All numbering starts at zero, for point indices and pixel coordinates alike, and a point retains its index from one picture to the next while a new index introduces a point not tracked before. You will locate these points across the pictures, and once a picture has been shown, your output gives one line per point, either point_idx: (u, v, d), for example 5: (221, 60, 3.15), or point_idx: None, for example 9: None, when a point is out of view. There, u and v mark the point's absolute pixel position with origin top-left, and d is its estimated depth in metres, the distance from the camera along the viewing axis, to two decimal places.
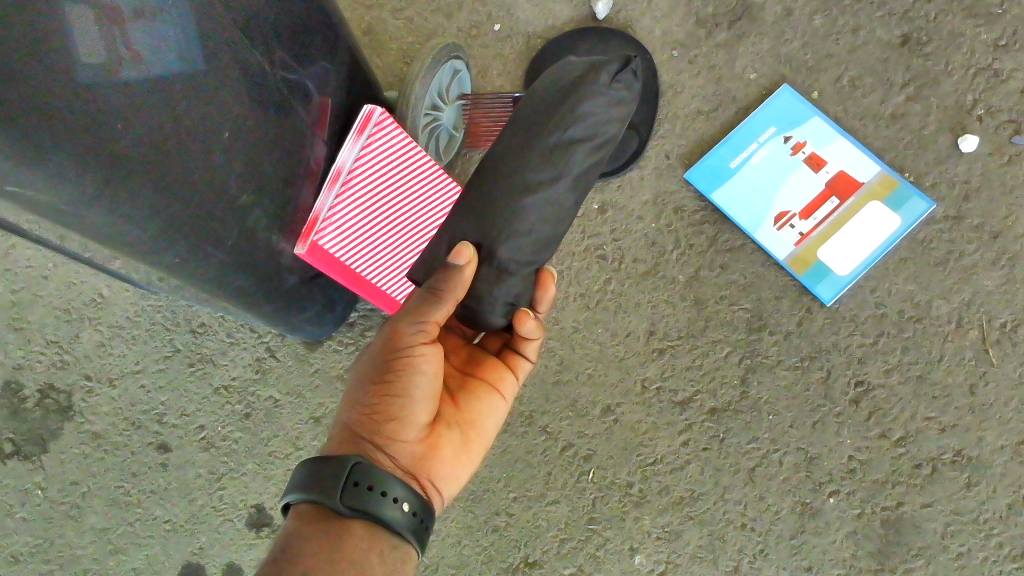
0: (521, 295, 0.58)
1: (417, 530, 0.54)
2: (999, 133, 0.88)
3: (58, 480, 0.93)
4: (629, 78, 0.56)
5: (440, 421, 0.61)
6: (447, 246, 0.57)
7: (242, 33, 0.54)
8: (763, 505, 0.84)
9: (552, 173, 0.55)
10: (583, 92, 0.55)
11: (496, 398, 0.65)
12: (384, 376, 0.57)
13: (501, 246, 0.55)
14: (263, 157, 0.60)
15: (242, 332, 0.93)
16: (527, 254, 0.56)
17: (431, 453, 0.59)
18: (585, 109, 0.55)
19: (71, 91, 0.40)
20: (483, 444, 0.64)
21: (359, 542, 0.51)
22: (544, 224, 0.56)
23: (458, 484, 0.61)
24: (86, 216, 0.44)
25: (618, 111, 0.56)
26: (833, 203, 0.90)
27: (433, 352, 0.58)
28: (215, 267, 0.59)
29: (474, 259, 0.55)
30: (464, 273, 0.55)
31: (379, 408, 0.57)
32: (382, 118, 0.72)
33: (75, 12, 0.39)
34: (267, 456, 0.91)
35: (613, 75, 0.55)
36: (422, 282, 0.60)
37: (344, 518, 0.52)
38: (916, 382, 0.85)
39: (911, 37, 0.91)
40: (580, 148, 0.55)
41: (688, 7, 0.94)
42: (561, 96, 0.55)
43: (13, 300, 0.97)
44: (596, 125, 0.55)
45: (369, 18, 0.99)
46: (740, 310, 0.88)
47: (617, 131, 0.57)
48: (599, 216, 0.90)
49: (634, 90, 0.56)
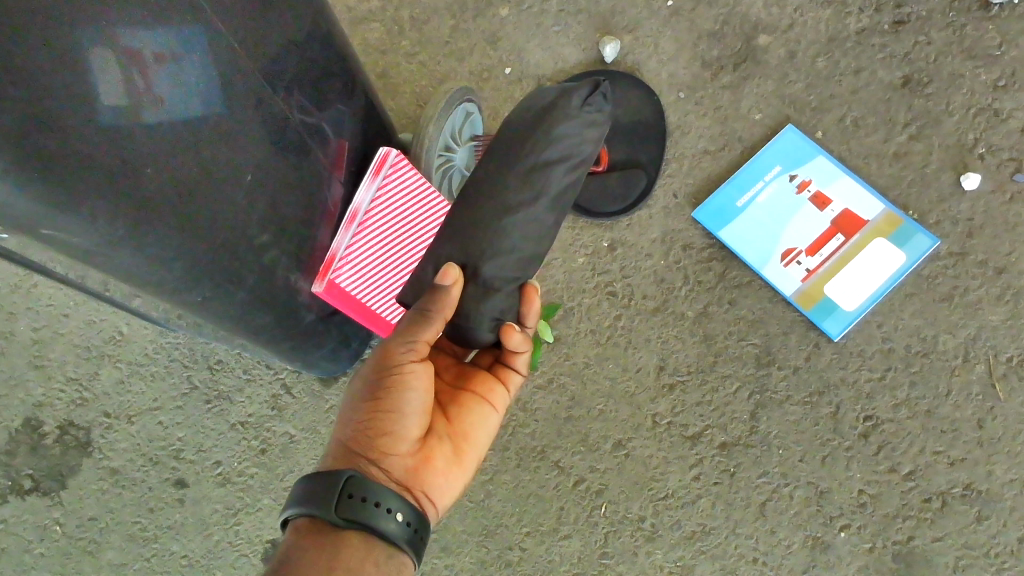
0: (507, 311, 0.60)
1: (414, 539, 0.55)
2: (1000, 171, 0.90)
3: (77, 516, 0.94)
4: (600, 101, 0.59)
5: (432, 435, 0.62)
6: (433, 268, 0.59)
7: (265, 79, 0.56)
8: (774, 539, 0.85)
9: (530, 193, 0.57)
10: (557, 116, 0.58)
11: (486, 410, 0.66)
12: (375, 394, 0.58)
13: (497, 279, 0.57)
14: (281, 198, 0.62)
15: (259, 369, 0.95)
16: (513, 281, 0.58)
17: (424, 466, 0.60)
18: (558, 132, 0.57)
19: (96, 134, 0.42)
20: (476, 456, 0.65)
21: (354, 552, 0.52)
22: (525, 252, 0.58)
23: (451, 495, 0.62)
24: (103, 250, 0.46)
25: (591, 133, 0.59)
26: (838, 240, 0.91)
27: (423, 368, 0.59)
28: (234, 302, 0.61)
29: (460, 279, 0.57)
30: (451, 292, 0.56)
31: (371, 425, 0.58)
32: (397, 159, 0.75)
33: (100, 59, 0.41)
34: (283, 491, 0.92)
35: (583, 99, 0.59)
36: (411, 302, 0.61)
37: (340, 529, 0.53)
38: (925, 416, 0.86)
39: (912, 78, 0.93)
40: (556, 180, 0.57)
41: (694, 50, 0.97)
42: (536, 119, 0.58)
43: (35, 338, 0.99)
44: (570, 146, 0.58)
45: (384, 62, 1.02)
46: (750, 345, 0.89)
47: (593, 152, 0.60)
48: (608, 254, 0.92)
49: (605, 113, 0.59)
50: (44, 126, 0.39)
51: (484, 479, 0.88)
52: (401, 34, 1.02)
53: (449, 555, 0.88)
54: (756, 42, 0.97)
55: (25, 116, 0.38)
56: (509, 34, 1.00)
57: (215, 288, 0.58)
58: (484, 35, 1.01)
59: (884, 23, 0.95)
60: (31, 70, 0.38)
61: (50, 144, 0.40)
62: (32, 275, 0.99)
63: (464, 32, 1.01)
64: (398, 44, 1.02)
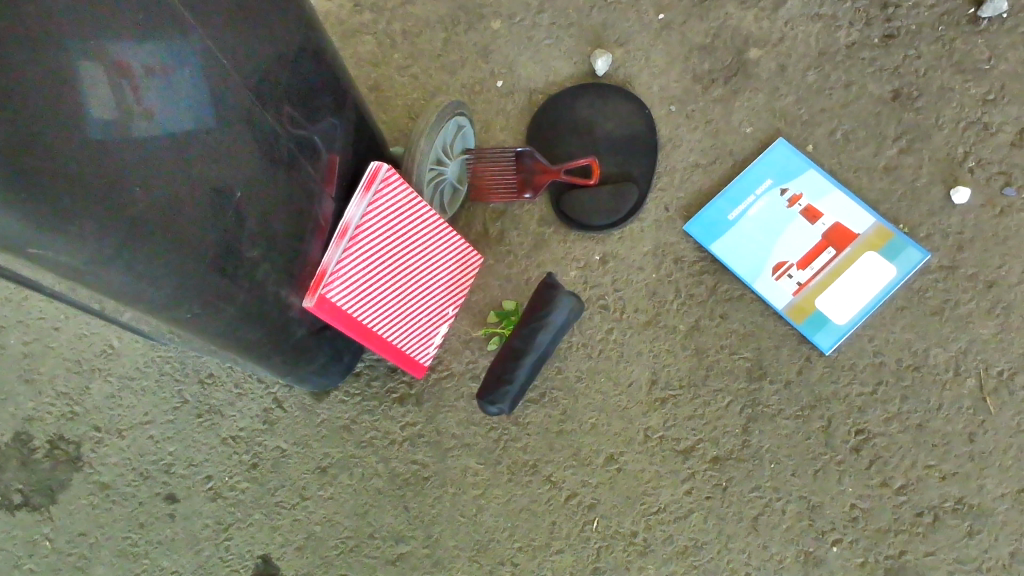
0: None
1: None
2: (990, 184, 0.90)
3: (67, 531, 0.94)
4: None
5: None
6: None
7: (256, 95, 0.56)
8: (767, 553, 0.85)
9: None
10: None
11: None
12: None
13: None
14: (271, 213, 0.62)
15: (250, 383, 0.95)
16: None
17: None
18: None
19: (82, 148, 0.42)
20: None
21: None
22: None
23: None
24: (95, 264, 0.47)
25: None
26: (830, 254, 0.91)
27: None
28: (223, 318, 0.61)
29: None
30: None
31: None
32: (388, 174, 0.73)
33: (90, 75, 0.41)
34: (274, 506, 0.91)
35: None
36: None
37: None
38: (916, 430, 0.86)
39: (902, 92, 0.94)
40: None
41: (685, 64, 0.97)
42: None
43: (25, 352, 0.99)
44: None
45: (376, 75, 1.02)
46: (742, 359, 0.89)
47: None
48: (600, 267, 0.92)
49: None
50: (37, 146, 0.39)
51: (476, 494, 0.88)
52: (393, 47, 1.03)
53: (440, 571, 0.87)
54: (747, 56, 0.97)
55: (19, 137, 0.38)
56: (501, 47, 1.01)
57: (205, 306, 0.58)
58: (475, 48, 1.01)
59: (873, 37, 0.96)
60: (25, 93, 0.38)
61: (35, 159, 0.40)
62: (23, 288, 0.99)
63: (456, 45, 1.01)
64: (390, 57, 1.02)
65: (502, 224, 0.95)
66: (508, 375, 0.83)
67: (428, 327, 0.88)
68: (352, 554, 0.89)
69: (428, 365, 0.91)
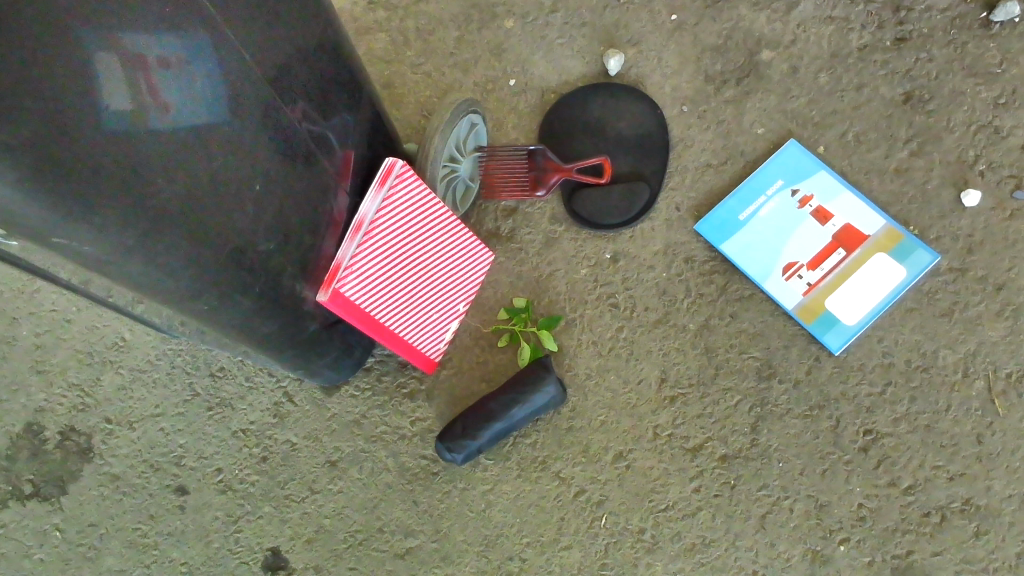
0: None
1: None
2: (1001, 187, 0.91)
3: (77, 522, 0.94)
4: None
5: None
6: None
7: (276, 90, 0.57)
8: (774, 552, 0.85)
9: None
10: None
11: None
12: None
13: None
14: (288, 206, 0.62)
15: (260, 376, 0.95)
16: None
17: None
18: None
19: (102, 142, 0.43)
20: None
21: None
22: None
23: None
24: (113, 252, 0.47)
25: None
26: (840, 255, 0.91)
27: None
28: (240, 308, 0.62)
29: None
30: None
31: None
32: (403, 170, 0.74)
33: (107, 67, 0.42)
34: (284, 499, 0.92)
35: None
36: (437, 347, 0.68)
37: None
38: (924, 431, 0.86)
39: (913, 95, 0.94)
40: None
41: (697, 65, 0.98)
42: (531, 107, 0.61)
43: (37, 344, 0.99)
44: None
45: (389, 72, 1.02)
46: (751, 358, 0.89)
47: None
48: (610, 265, 0.93)
49: None
50: (55, 137, 0.40)
51: (485, 489, 0.89)
52: (406, 45, 1.03)
53: (449, 565, 0.88)
54: (759, 57, 0.98)
55: (38, 129, 0.39)
56: (514, 46, 1.01)
57: (222, 294, 0.59)
58: (488, 46, 1.01)
59: (885, 40, 0.96)
60: (45, 85, 0.39)
61: (57, 153, 0.41)
62: (36, 280, 0.99)
63: (470, 43, 1.02)
64: (403, 55, 1.03)
65: (513, 222, 0.95)
66: (518, 398, 0.86)
67: (441, 322, 0.89)
68: (361, 548, 0.90)
69: (438, 361, 0.91)
